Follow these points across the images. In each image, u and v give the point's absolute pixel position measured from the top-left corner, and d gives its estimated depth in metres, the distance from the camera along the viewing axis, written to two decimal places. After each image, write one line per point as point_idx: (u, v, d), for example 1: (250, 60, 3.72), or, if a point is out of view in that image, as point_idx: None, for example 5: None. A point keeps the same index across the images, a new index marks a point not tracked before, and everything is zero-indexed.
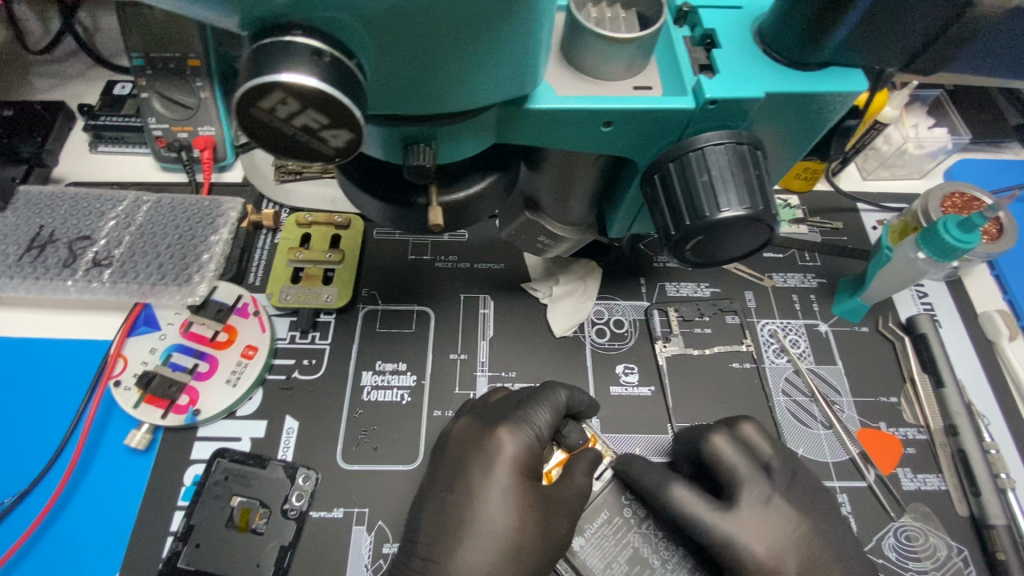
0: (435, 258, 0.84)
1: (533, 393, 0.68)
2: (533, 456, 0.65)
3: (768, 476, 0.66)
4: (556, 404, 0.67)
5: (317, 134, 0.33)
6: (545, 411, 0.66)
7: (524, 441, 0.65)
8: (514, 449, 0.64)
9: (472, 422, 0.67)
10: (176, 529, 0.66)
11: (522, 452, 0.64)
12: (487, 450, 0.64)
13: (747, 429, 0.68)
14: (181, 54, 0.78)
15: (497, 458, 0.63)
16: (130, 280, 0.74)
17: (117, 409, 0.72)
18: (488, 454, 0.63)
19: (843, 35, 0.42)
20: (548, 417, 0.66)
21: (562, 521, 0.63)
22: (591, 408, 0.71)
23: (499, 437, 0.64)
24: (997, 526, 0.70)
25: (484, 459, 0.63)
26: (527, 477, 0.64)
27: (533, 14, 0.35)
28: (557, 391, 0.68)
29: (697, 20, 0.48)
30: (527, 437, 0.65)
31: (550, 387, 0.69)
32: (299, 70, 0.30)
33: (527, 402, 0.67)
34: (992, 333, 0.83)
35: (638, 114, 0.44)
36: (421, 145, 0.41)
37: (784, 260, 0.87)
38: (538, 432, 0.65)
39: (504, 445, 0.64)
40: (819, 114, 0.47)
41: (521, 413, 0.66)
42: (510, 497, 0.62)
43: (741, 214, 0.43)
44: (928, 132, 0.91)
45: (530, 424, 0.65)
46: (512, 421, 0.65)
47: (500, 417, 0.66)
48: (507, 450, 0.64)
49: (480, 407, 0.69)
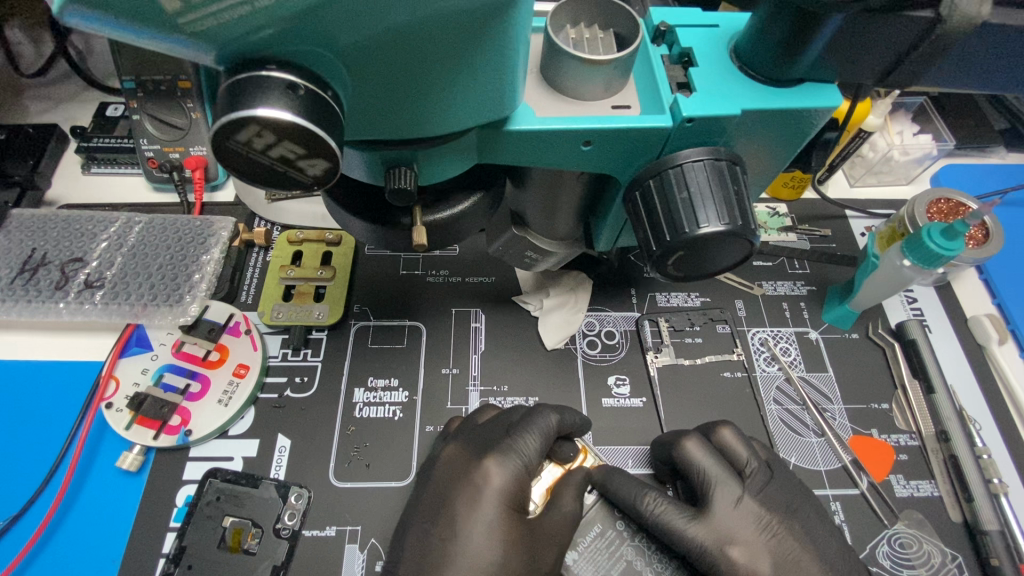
0: (427, 273, 0.85)
1: (521, 419, 0.68)
2: (520, 487, 0.64)
3: (744, 481, 0.66)
4: (545, 431, 0.67)
5: (294, 164, 0.34)
6: (534, 439, 0.66)
7: (512, 471, 0.64)
8: (501, 480, 0.63)
9: (462, 449, 0.66)
10: (168, 550, 0.65)
11: (509, 482, 0.63)
12: (473, 480, 0.63)
13: (721, 433, 0.69)
14: (172, 76, 0.80)
15: (484, 490, 0.62)
16: (122, 301, 0.75)
17: (109, 431, 0.72)
18: (476, 486, 0.63)
19: (817, 49, 0.43)
20: (537, 444, 0.66)
21: (550, 552, 0.63)
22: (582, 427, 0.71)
23: (487, 466, 0.63)
24: (990, 532, 0.70)
25: (471, 492, 0.63)
26: (513, 509, 0.63)
27: (506, 40, 0.35)
28: (547, 416, 0.67)
29: (674, 39, 0.49)
30: (516, 467, 0.64)
31: (539, 412, 0.68)
32: (274, 104, 0.30)
33: (517, 430, 0.66)
34: (982, 337, 0.84)
35: (616, 133, 0.45)
36: (402, 167, 0.41)
37: (773, 268, 0.88)
38: (527, 461, 0.65)
39: (492, 475, 0.63)
40: (795, 129, 0.47)
41: (509, 441, 0.65)
42: (500, 528, 0.62)
43: (721, 230, 0.43)
44: (913, 139, 0.91)
45: (518, 453, 0.65)
46: (500, 450, 0.64)
47: (487, 445, 0.65)
48: (494, 480, 0.63)
49: (469, 431, 0.69)
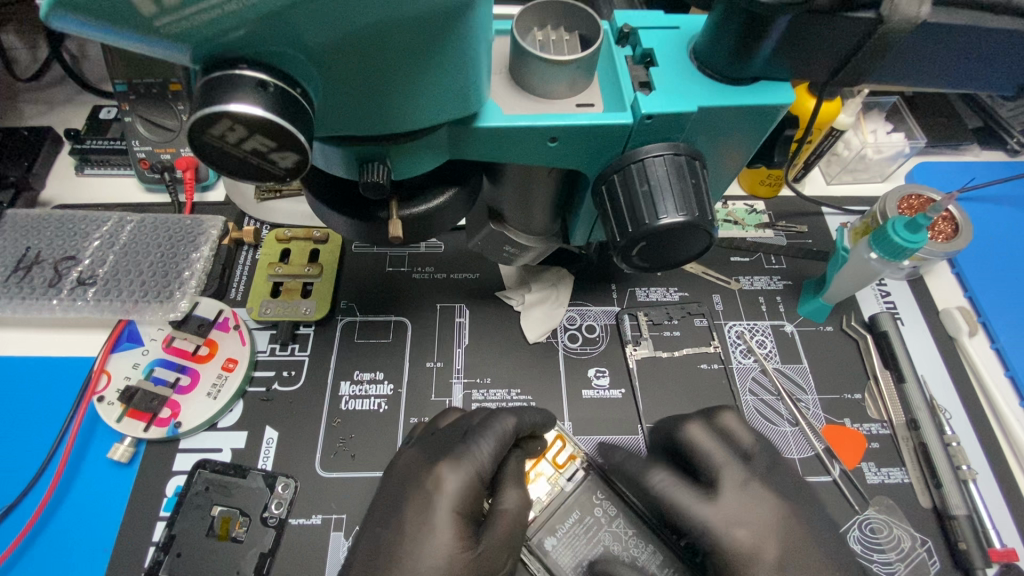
0: (413, 270, 0.87)
1: (479, 424, 0.67)
2: (473, 497, 0.63)
3: (745, 462, 0.67)
4: (501, 435, 0.66)
5: (267, 157, 0.36)
6: (489, 443, 0.65)
7: (465, 477, 0.63)
8: (453, 486, 0.62)
9: (417, 455, 0.66)
10: (158, 539, 0.67)
11: (462, 488, 0.62)
12: (426, 489, 0.62)
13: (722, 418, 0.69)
14: (163, 79, 0.82)
15: (436, 495, 0.61)
16: (113, 297, 0.77)
17: (101, 424, 0.74)
18: (427, 491, 0.62)
19: (769, 49, 0.45)
20: (494, 447, 0.65)
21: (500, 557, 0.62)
22: (545, 425, 0.71)
23: (438, 472, 0.62)
24: (958, 517, 0.72)
25: (421, 499, 0.62)
26: (464, 516, 0.62)
27: (467, 42, 0.37)
28: (505, 419, 0.67)
29: (637, 40, 0.51)
30: (469, 473, 0.63)
31: (495, 416, 0.67)
32: (245, 100, 0.33)
33: (473, 435, 0.65)
34: (952, 329, 0.86)
35: (580, 129, 0.47)
36: (375, 163, 0.43)
37: (750, 264, 0.91)
38: (480, 466, 0.64)
39: (443, 481, 0.62)
40: (752, 125, 0.49)
41: (464, 447, 0.64)
42: (449, 532, 0.60)
43: (679, 221, 0.46)
44: (885, 137, 0.94)
45: (472, 459, 0.64)
46: (453, 456, 0.63)
47: (442, 451, 0.65)
48: (446, 486, 0.62)
49: (427, 440, 0.68)
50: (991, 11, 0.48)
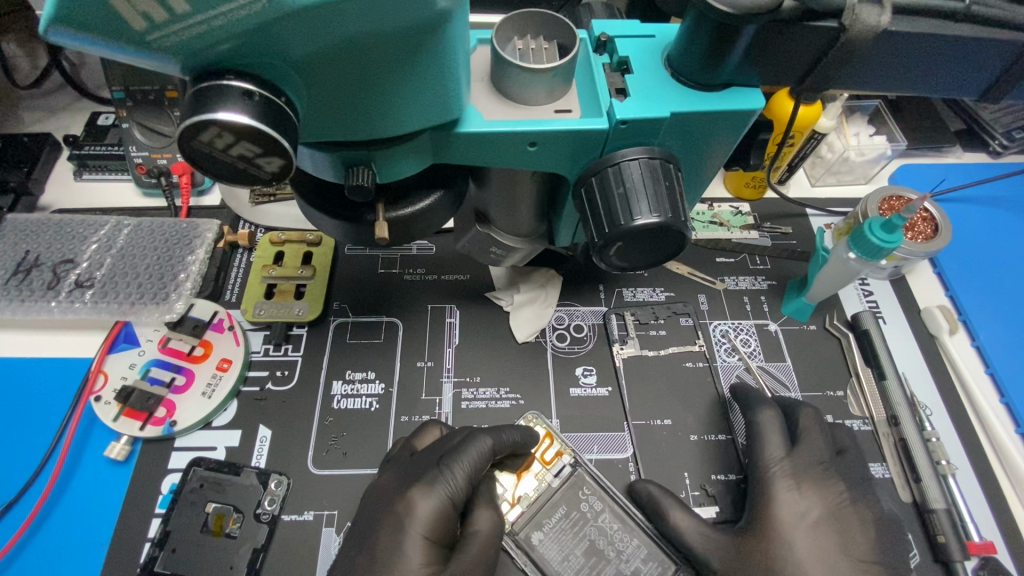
0: (404, 271, 0.89)
1: (453, 448, 0.68)
2: (444, 523, 0.64)
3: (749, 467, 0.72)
4: (474, 457, 0.67)
5: (254, 162, 0.38)
6: (462, 466, 0.66)
7: (436, 503, 0.64)
8: (424, 511, 0.64)
9: (392, 479, 0.68)
10: (153, 535, 0.69)
11: (433, 513, 0.64)
12: (398, 513, 0.64)
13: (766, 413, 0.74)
14: (159, 87, 0.84)
15: (407, 521, 0.63)
16: (111, 299, 0.79)
17: (98, 424, 0.75)
18: (399, 516, 0.64)
19: (738, 57, 0.47)
20: (469, 469, 0.66)
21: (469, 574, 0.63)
22: (524, 443, 0.72)
23: (410, 496, 0.64)
24: (938, 510, 0.73)
25: (394, 522, 0.64)
26: (437, 542, 0.64)
27: (445, 52, 0.39)
28: (480, 441, 0.68)
29: (614, 48, 0.53)
30: (440, 498, 0.65)
31: (471, 438, 0.68)
32: (231, 109, 0.34)
33: (447, 460, 0.66)
34: (933, 327, 0.88)
35: (557, 134, 0.49)
36: (360, 167, 0.45)
37: (736, 264, 0.92)
38: (453, 491, 0.65)
39: (415, 505, 0.64)
40: (725, 130, 0.51)
41: (437, 473, 0.66)
42: (417, 558, 0.62)
43: (653, 221, 0.48)
44: (868, 140, 0.96)
45: (443, 485, 0.65)
46: (426, 481, 0.65)
47: (416, 475, 0.67)
48: (418, 511, 0.64)
49: (405, 460, 0.70)
50: (951, 18, 0.50)
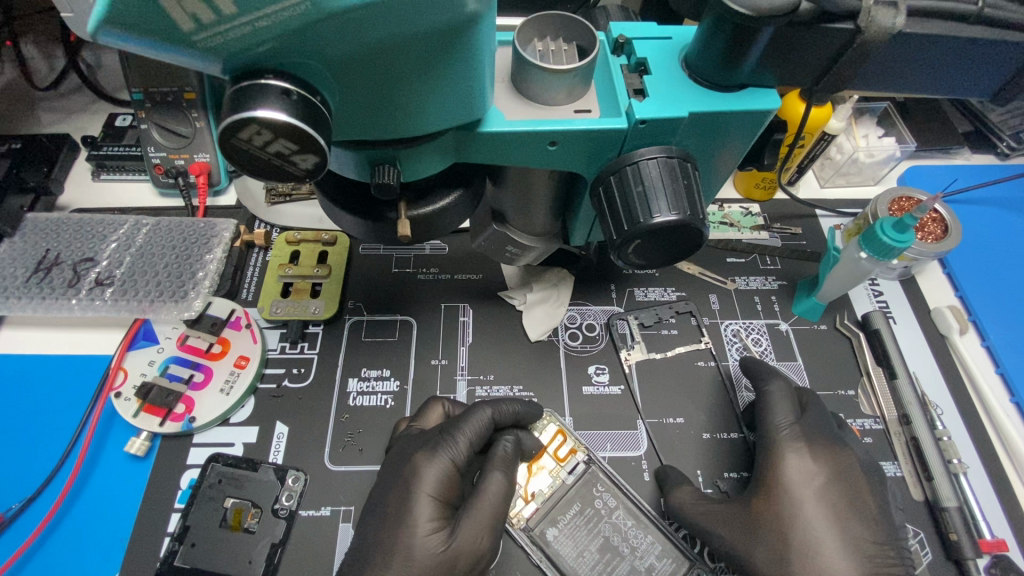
0: (418, 271, 0.90)
1: (456, 419, 0.72)
2: (449, 483, 0.68)
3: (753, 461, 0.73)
4: (477, 423, 0.70)
5: (289, 159, 0.39)
6: (467, 433, 0.70)
7: (442, 466, 0.68)
8: (428, 476, 0.67)
9: (400, 449, 0.71)
10: (173, 530, 0.70)
11: (438, 477, 0.67)
12: (405, 477, 0.67)
13: (772, 388, 0.76)
14: (178, 88, 0.86)
15: (414, 484, 0.66)
16: (130, 297, 0.80)
17: (118, 420, 0.76)
18: (406, 481, 0.67)
19: (756, 58, 0.48)
20: (471, 436, 0.70)
21: (480, 535, 0.65)
22: (528, 414, 0.75)
23: (416, 461, 0.68)
24: (950, 508, 0.74)
25: (401, 485, 0.67)
26: (444, 503, 0.67)
27: (473, 52, 0.40)
28: (480, 411, 0.71)
29: (631, 50, 0.54)
30: (445, 462, 0.68)
31: (472, 408, 0.72)
32: (271, 107, 0.35)
33: (451, 428, 0.70)
34: (943, 327, 0.88)
35: (577, 134, 0.50)
36: (386, 165, 0.46)
37: (746, 264, 0.93)
38: (456, 456, 0.69)
39: (421, 470, 0.67)
40: (741, 129, 0.52)
41: (440, 439, 0.69)
42: (424, 514, 0.65)
43: (672, 219, 0.48)
44: (877, 142, 0.97)
45: (447, 451, 0.68)
46: (430, 447, 0.69)
47: (421, 443, 0.70)
48: (423, 474, 0.67)
49: (408, 435, 0.73)
50: (965, 20, 0.50)
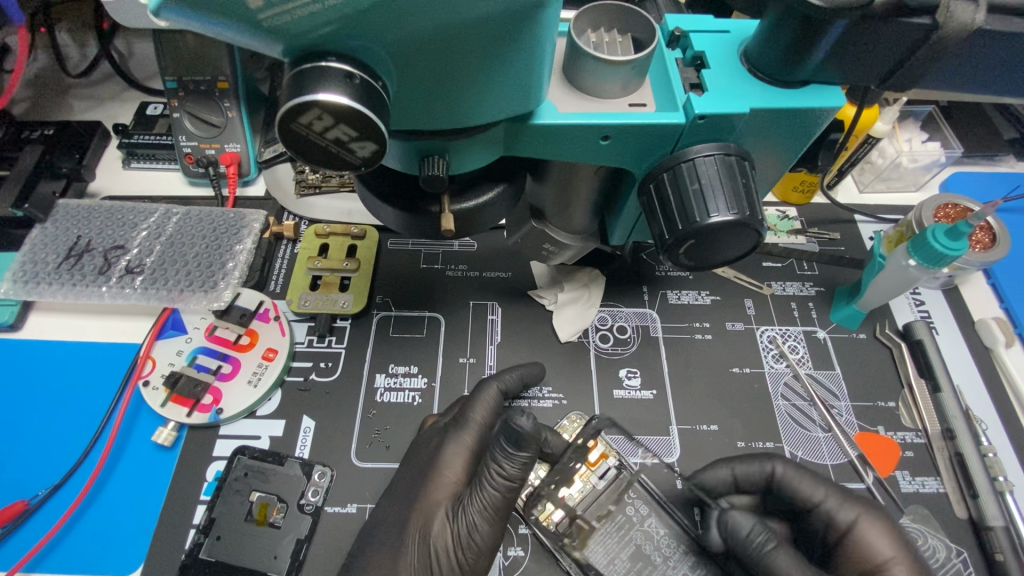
0: (446, 267, 0.88)
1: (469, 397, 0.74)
2: (470, 463, 0.70)
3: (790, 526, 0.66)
4: (489, 400, 0.72)
5: (347, 146, 0.38)
6: (482, 411, 0.71)
7: (464, 444, 0.70)
8: (460, 462, 0.69)
9: (426, 428, 0.74)
10: (198, 522, 0.69)
11: (464, 464, 0.69)
12: (427, 461, 0.69)
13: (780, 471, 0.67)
14: (211, 77, 0.86)
15: (437, 469, 0.69)
16: (160, 286, 0.79)
17: (146, 408, 0.76)
18: (426, 465, 0.69)
19: (823, 53, 0.46)
20: (483, 413, 0.71)
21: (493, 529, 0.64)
22: (535, 376, 0.77)
23: (443, 447, 0.69)
24: (996, 528, 0.70)
25: (423, 473, 0.68)
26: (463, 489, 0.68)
27: (536, 41, 0.39)
28: (487, 388, 0.72)
29: (687, 44, 0.52)
30: (467, 440, 0.70)
31: (480, 387, 0.73)
32: (333, 90, 0.34)
33: (466, 405, 0.72)
34: (989, 340, 0.85)
35: (632, 128, 0.48)
36: (435, 157, 0.45)
37: (783, 269, 0.90)
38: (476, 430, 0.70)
39: (446, 452, 0.69)
40: (803, 126, 0.50)
41: (456, 420, 0.71)
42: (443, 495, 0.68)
43: (729, 219, 0.46)
44: (920, 146, 0.94)
45: (468, 424, 0.70)
46: (453, 429, 0.70)
47: (446, 428, 0.71)
48: (444, 459, 0.69)
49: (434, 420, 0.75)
50: None
